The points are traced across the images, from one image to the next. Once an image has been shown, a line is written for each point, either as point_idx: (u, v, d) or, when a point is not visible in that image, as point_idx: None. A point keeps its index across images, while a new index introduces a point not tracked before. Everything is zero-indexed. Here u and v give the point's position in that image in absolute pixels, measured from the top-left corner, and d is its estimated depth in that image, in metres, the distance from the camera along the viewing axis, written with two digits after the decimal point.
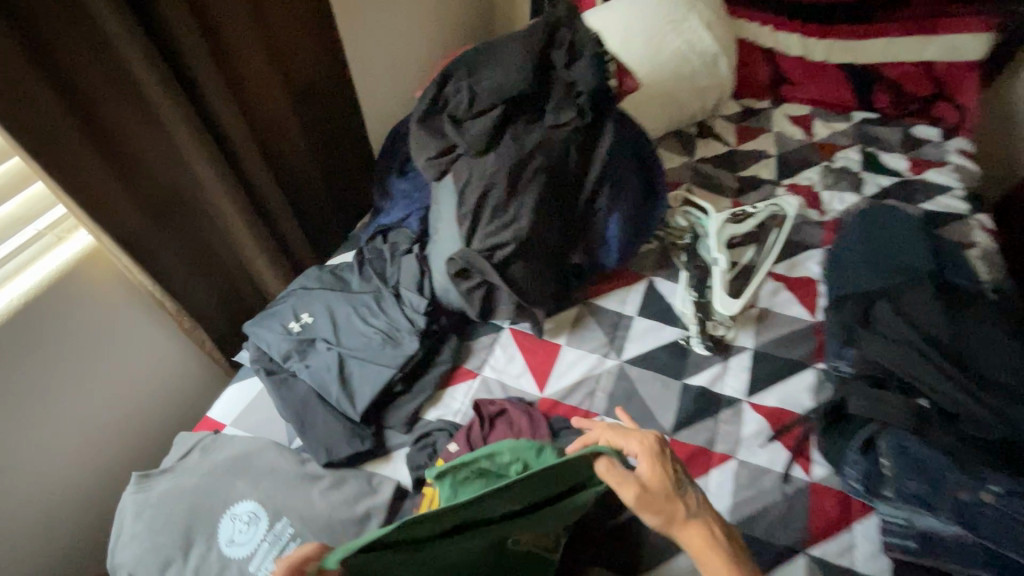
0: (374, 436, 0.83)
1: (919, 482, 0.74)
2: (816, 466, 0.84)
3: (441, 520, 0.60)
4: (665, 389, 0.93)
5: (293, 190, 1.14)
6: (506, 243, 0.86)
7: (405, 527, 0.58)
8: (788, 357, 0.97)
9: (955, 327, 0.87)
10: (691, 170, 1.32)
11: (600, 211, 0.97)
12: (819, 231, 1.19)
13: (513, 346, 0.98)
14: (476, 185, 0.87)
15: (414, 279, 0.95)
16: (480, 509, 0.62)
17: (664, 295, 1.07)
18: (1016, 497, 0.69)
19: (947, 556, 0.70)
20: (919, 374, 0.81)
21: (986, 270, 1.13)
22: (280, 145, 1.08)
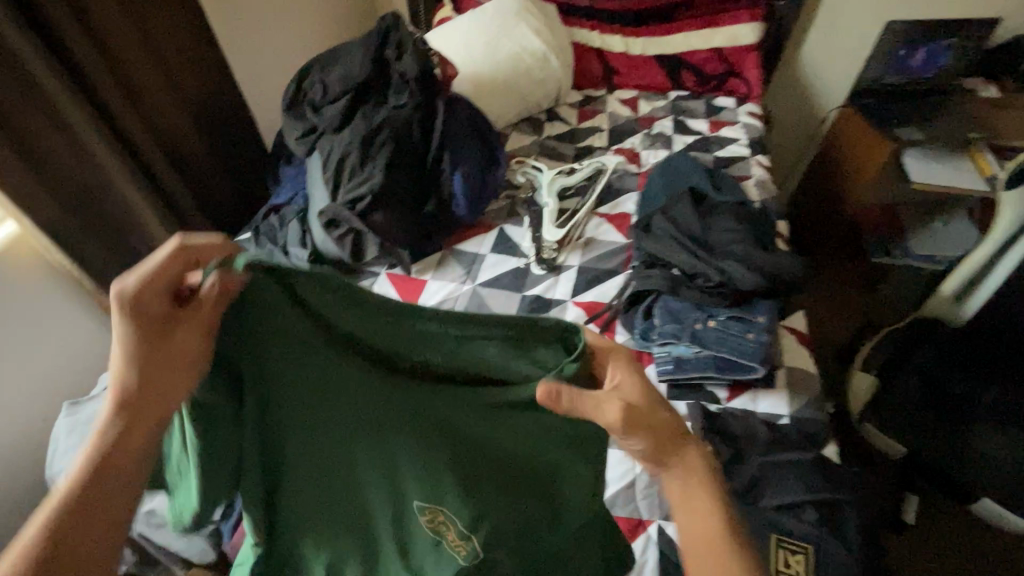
0: None
1: (673, 324, 1.01)
2: (619, 336, 1.09)
3: (369, 314, 0.58)
4: (507, 299, 1.20)
5: (196, 187, 1.36)
6: (363, 195, 1.10)
7: (354, 294, 0.57)
8: (603, 267, 1.26)
9: (702, 220, 1.16)
10: (539, 145, 1.62)
11: (445, 171, 1.23)
12: (635, 179, 1.51)
13: (388, 285, 1.20)
14: (336, 154, 1.12)
15: (297, 237, 1.17)
16: (471, 347, 0.61)
17: (511, 236, 1.33)
18: (728, 320, 1.00)
19: (692, 370, 0.98)
20: (668, 253, 1.10)
21: (759, 193, 1.47)
22: (180, 148, 1.30)
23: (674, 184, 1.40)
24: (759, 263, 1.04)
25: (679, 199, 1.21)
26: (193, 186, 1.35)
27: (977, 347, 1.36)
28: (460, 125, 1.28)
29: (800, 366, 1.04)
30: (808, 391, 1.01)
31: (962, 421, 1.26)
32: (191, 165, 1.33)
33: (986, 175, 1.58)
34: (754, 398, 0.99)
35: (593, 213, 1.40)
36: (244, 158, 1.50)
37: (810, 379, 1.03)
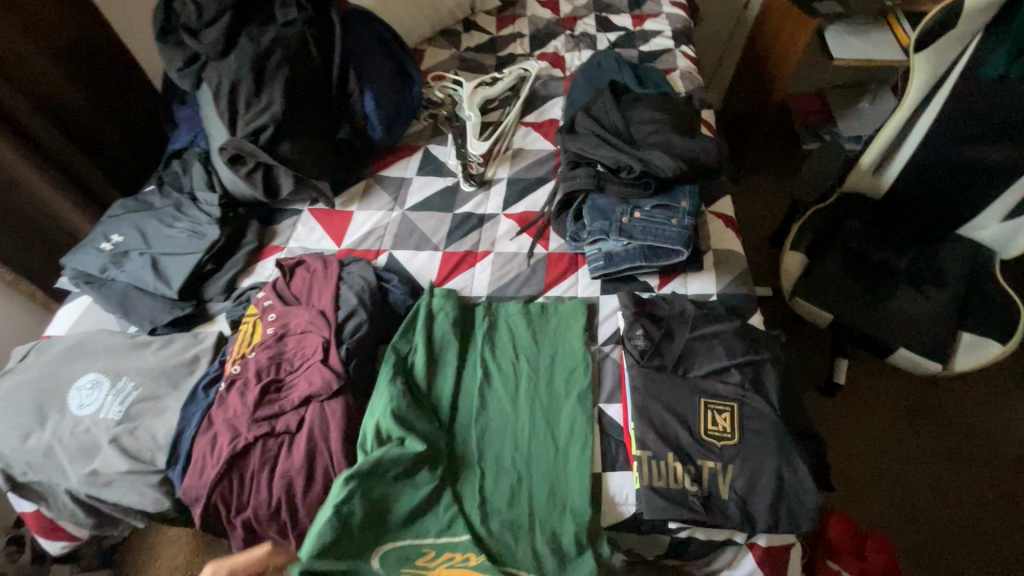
0: (194, 305, 1.00)
1: (601, 221, 1.01)
2: (552, 241, 1.11)
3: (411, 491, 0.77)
4: (439, 220, 1.16)
5: (84, 139, 1.23)
6: (265, 125, 1.02)
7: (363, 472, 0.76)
8: (533, 177, 1.24)
9: (627, 114, 1.13)
10: (457, 58, 1.52)
11: (354, 93, 1.16)
12: (560, 84, 1.45)
13: (312, 221, 1.15)
14: (226, 82, 1.02)
15: (203, 180, 1.09)
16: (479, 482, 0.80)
17: (437, 156, 1.28)
18: (654, 209, 0.99)
19: (622, 262, 0.99)
20: (594, 150, 1.06)
21: (685, 85, 1.43)
22: (58, 98, 1.16)
23: (597, 84, 1.37)
24: (678, 150, 1.05)
25: (602, 94, 1.19)
26: (76, 138, 1.21)
27: (894, 220, 1.50)
28: (363, 41, 1.19)
29: (726, 249, 1.08)
30: (735, 270, 1.05)
31: (883, 285, 1.42)
32: (73, 114, 1.20)
33: (904, 44, 1.63)
34: (685, 282, 1.03)
35: (520, 123, 1.36)
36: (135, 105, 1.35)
37: (735, 260, 1.07)
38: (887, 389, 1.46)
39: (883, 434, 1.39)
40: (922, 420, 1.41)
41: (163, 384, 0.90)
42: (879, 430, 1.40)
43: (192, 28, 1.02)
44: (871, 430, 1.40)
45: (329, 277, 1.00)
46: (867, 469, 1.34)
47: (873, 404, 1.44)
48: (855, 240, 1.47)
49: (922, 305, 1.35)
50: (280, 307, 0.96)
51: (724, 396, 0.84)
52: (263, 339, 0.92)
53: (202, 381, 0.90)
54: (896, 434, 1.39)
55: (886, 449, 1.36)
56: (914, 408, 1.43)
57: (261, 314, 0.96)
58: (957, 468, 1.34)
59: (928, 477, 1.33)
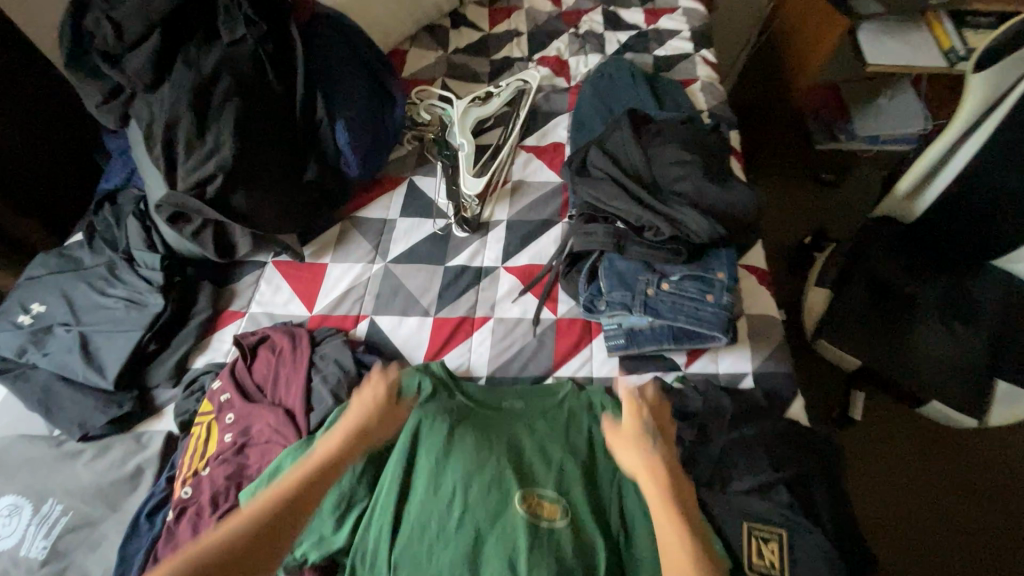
0: (135, 398, 0.83)
1: (622, 291, 0.86)
2: (562, 304, 0.96)
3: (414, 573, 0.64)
4: (428, 275, 0.99)
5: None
6: (212, 175, 0.84)
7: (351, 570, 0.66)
8: (536, 219, 1.06)
9: (648, 153, 0.96)
10: (445, 64, 1.31)
11: (322, 124, 0.96)
12: (565, 98, 1.26)
13: (278, 277, 0.98)
14: (160, 121, 0.82)
15: (140, 237, 0.90)
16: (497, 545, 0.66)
17: (424, 191, 1.10)
18: (685, 280, 0.84)
19: (645, 342, 0.85)
20: (612, 203, 0.90)
21: (707, 100, 1.25)
22: None
23: (608, 102, 1.18)
24: (709, 203, 0.89)
25: (618, 124, 1.01)
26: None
27: (922, 245, 1.32)
28: (332, 58, 0.98)
29: (761, 315, 0.94)
30: (772, 342, 0.91)
31: (909, 321, 1.24)
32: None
33: (946, 49, 1.46)
34: (715, 359, 0.89)
35: (519, 147, 1.17)
36: (62, 125, 1.13)
37: (771, 328, 0.93)
38: (915, 426, 1.28)
39: (906, 479, 1.22)
40: (951, 466, 1.23)
41: (100, 506, 0.74)
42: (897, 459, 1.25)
43: (111, 52, 0.81)
44: (893, 472, 1.23)
45: (298, 362, 0.84)
46: (886, 519, 1.18)
47: (896, 442, 1.26)
48: (881, 268, 1.29)
49: (950, 345, 1.18)
50: (239, 404, 0.79)
51: (771, 521, 0.71)
52: (220, 450, 0.76)
53: (146, 504, 0.74)
54: (921, 479, 1.22)
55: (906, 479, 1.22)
56: (944, 451, 1.25)
57: (217, 412, 0.80)
58: (987, 523, 1.17)
59: (953, 531, 1.17)
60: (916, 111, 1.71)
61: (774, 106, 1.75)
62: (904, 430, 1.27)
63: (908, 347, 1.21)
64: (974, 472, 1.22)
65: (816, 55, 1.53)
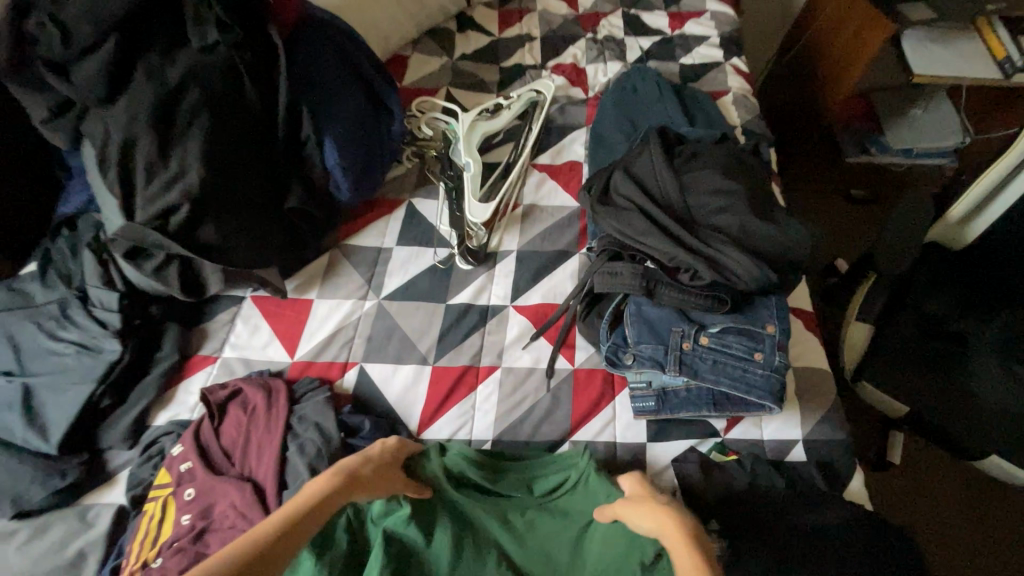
0: (83, 464, 0.71)
1: (653, 345, 0.73)
2: (580, 352, 0.83)
3: None
4: (427, 315, 0.87)
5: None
6: (175, 205, 0.72)
7: None
8: (550, 249, 0.94)
9: (681, 179, 0.83)
10: (450, 71, 1.19)
11: (308, 142, 0.84)
12: (582, 110, 1.13)
13: (256, 316, 0.86)
14: (115, 142, 0.70)
15: (96, 273, 0.78)
16: None
17: (424, 215, 0.98)
18: (728, 333, 0.72)
19: (680, 405, 0.73)
20: (641, 238, 0.78)
21: (741, 115, 1.12)
22: None
23: (631, 116, 1.06)
24: (753, 241, 0.76)
25: (646, 144, 0.89)
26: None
27: (973, 274, 1.19)
28: (320, 66, 0.86)
29: (810, 367, 0.82)
30: (824, 400, 0.79)
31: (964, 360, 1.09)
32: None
33: (999, 58, 1.32)
34: (759, 422, 0.76)
35: (531, 166, 1.05)
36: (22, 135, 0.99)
37: (821, 384, 0.80)
38: (955, 473, 1.16)
39: (947, 538, 1.11)
40: (995, 520, 1.11)
41: None
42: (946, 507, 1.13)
43: (58, 62, 0.69)
44: (933, 529, 1.11)
45: (273, 424, 0.72)
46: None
47: (933, 491, 1.15)
48: (928, 301, 1.16)
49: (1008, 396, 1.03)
50: (202, 475, 0.68)
51: None
52: (175, 536, 0.64)
53: None
54: (965, 536, 1.10)
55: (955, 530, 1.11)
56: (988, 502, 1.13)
57: (176, 485, 0.68)
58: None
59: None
60: (954, 123, 1.55)
61: (805, 117, 1.61)
62: (947, 479, 1.15)
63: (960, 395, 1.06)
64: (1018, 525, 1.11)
65: (855, 63, 1.39)
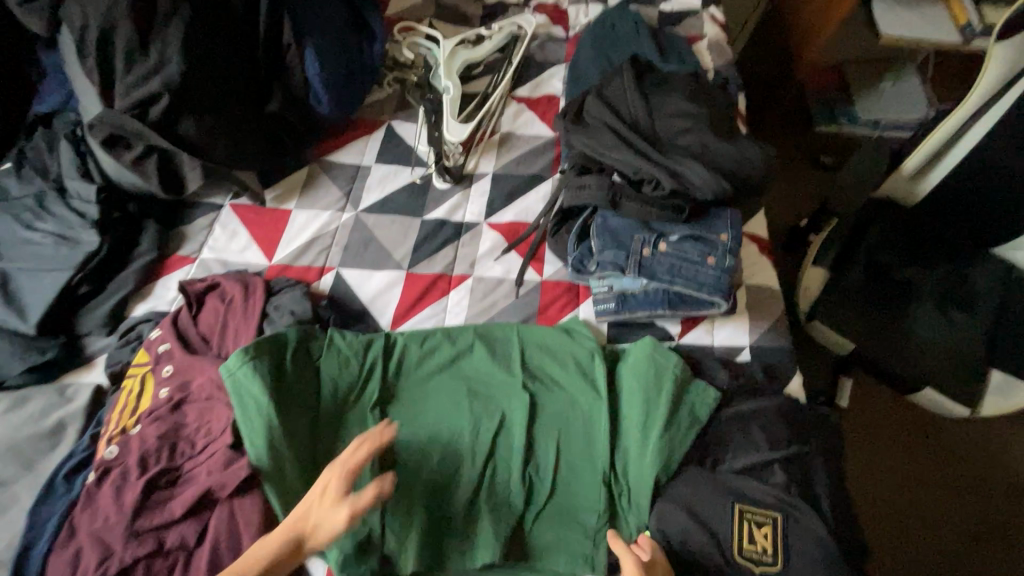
0: (61, 346, 0.73)
1: (615, 250, 0.78)
2: (548, 264, 0.88)
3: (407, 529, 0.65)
4: (403, 228, 0.90)
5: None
6: (156, 95, 0.73)
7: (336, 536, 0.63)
8: (525, 173, 0.98)
9: (650, 104, 0.88)
10: (433, 4, 1.20)
11: (290, 48, 0.85)
12: (562, 47, 1.16)
13: (234, 222, 0.88)
14: (94, 26, 0.71)
15: (73, 165, 0.79)
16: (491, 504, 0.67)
17: (404, 137, 1.00)
18: (687, 240, 0.76)
19: (639, 307, 0.78)
20: (607, 151, 0.82)
21: (713, 59, 1.16)
22: None
23: (608, 53, 1.09)
24: (714, 161, 0.81)
25: (620, 72, 0.92)
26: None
27: (916, 227, 1.12)
28: None
29: (763, 287, 0.87)
30: (772, 314, 0.85)
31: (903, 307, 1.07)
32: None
33: (961, 25, 1.32)
34: (711, 329, 0.82)
35: (509, 97, 1.08)
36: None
37: (773, 301, 0.86)
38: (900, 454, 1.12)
39: (903, 527, 1.06)
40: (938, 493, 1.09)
41: (12, 465, 0.65)
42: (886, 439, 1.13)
43: None
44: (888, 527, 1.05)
45: (249, 314, 0.74)
46: (885, 538, 1.05)
47: (879, 480, 1.10)
48: (880, 252, 1.10)
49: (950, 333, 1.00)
50: (179, 355, 0.70)
51: (767, 505, 0.65)
52: (153, 407, 0.67)
53: (63, 466, 0.65)
54: (921, 521, 1.06)
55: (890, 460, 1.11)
56: (924, 467, 1.11)
57: (154, 364, 0.71)
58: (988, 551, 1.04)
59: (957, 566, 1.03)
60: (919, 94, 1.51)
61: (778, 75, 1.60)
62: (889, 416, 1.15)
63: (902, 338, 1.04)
64: (961, 463, 1.11)
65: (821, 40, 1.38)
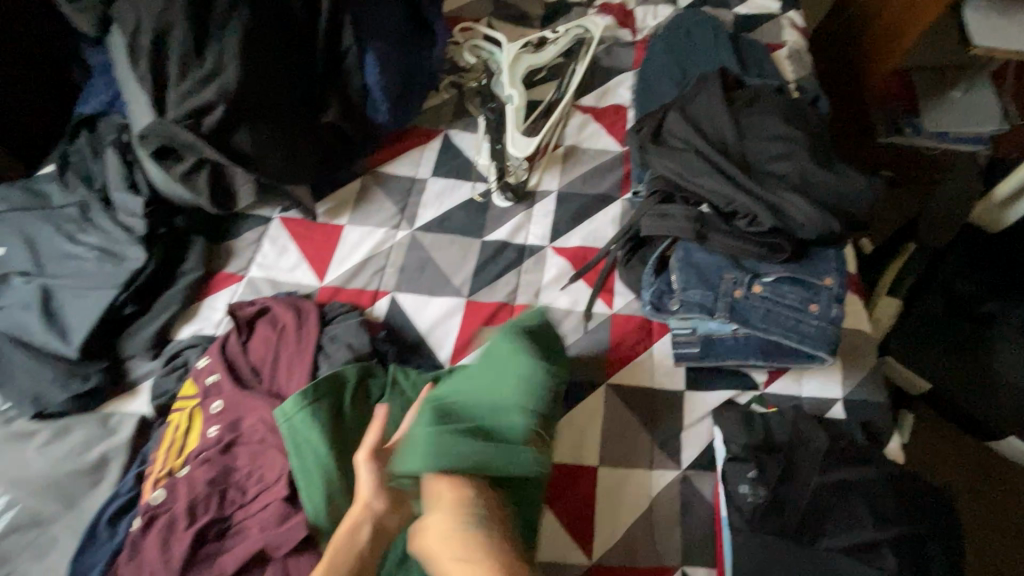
0: (104, 371, 0.68)
1: (702, 291, 0.72)
2: (619, 296, 0.80)
3: None
4: (462, 250, 0.84)
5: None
6: (211, 104, 0.68)
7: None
8: (592, 192, 0.90)
9: (740, 124, 0.79)
10: (492, 2, 1.12)
11: (349, 53, 0.79)
12: (630, 52, 1.07)
13: (284, 237, 0.82)
14: (148, 29, 0.66)
15: (120, 174, 0.74)
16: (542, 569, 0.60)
17: (462, 148, 0.93)
18: (783, 283, 0.70)
19: (725, 354, 0.72)
20: (695, 178, 0.74)
21: (794, 70, 1.07)
22: None
23: (681, 62, 1.00)
24: (815, 192, 0.73)
25: (705, 86, 0.84)
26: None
27: (1002, 258, 1.09)
28: None
29: (857, 332, 0.79)
30: (868, 363, 0.77)
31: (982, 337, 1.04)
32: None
33: None
34: (799, 378, 0.75)
35: (573, 106, 1.00)
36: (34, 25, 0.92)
37: (868, 349, 0.77)
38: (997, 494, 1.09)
39: None
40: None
41: (53, 503, 0.61)
42: (959, 480, 1.10)
43: None
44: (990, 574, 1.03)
45: (303, 345, 0.69)
46: None
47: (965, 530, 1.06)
48: (958, 280, 1.08)
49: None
50: (229, 390, 0.65)
51: None
52: (202, 447, 0.62)
53: (107, 507, 0.60)
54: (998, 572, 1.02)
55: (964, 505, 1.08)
56: (998, 513, 1.08)
57: (202, 397, 0.66)
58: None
59: None
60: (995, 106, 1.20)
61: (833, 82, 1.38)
62: (959, 457, 1.12)
63: (983, 372, 1.02)
64: None
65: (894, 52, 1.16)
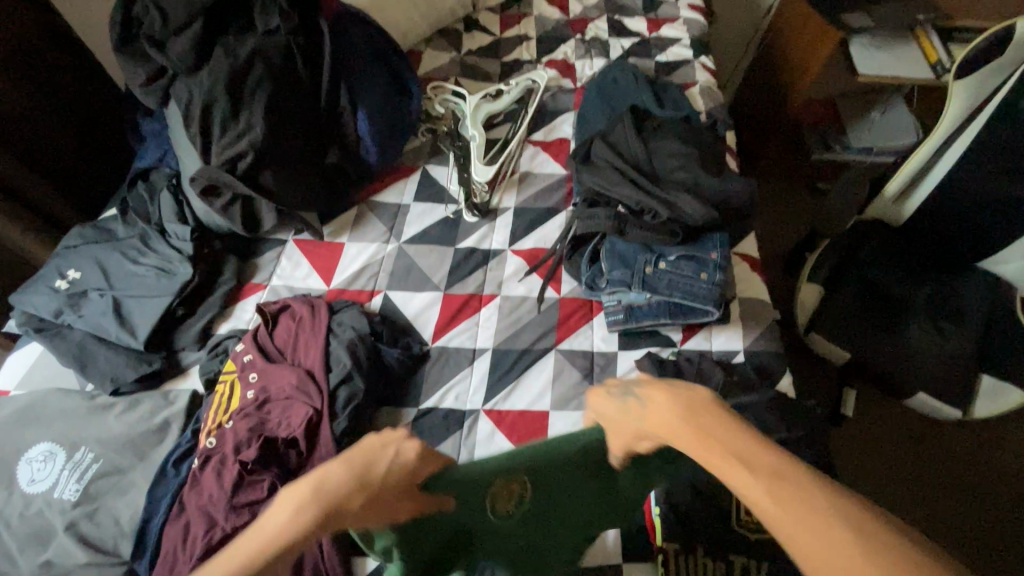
0: (163, 358, 0.89)
1: (622, 270, 0.93)
2: (565, 283, 1.01)
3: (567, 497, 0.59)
4: (439, 256, 1.05)
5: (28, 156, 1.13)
6: (244, 152, 0.91)
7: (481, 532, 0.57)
8: (542, 206, 1.13)
9: (647, 145, 1.03)
10: (458, 64, 1.39)
11: (345, 109, 1.03)
12: (571, 97, 1.33)
13: (297, 254, 1.04)
14: (198, 101, 0.90)
15: (173, 211, 0.98)
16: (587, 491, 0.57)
17: (437, 178, 1.16)
18: (683, 259, 0.92)
19: (645, 318, 0.92)
20: (612, 188, 0.97)
21: (704, 102, 1.32)
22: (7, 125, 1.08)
23: (611, 102, 1.25)
24: (705, 191, 0.95)
25: (622, 118, 1.08)
26: None
27: (910, 246, 1.17)
28: (355, 48, 1.05)
29: (753, 299, 0.99)
30: (763, 321, 0.97)
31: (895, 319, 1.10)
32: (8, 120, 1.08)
33: (932, 62, 1.32)
34: (709, 336, 0.95)
35: (526, 141, 1.24)
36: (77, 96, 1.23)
37: (764, 311, 0.98)
38: (932, 445, 1.25)
39: (935, 525, 1.16)
40: (955, 476, 1.21)
41: (129, 455, 0.79)
42: (889, 436, 1.26)
43: (156, 39, 0.91)
44: (923, 519, 1.16)
45: (316, 329, 0.89)
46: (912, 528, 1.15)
47: (904, 478, 1.22)
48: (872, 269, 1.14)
49: (940, 345, 1.05)
50: (261, 363, 0.85)
51: None
52: (242, 406, 0.81)
53: (173, 453, 0.79)
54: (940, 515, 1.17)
55: (899, 459, 1.23)
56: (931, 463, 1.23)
57: (240, 371, 0.85)
58: (1010, 532, 1.16)
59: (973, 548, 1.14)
60: (908, 122, 1.50)
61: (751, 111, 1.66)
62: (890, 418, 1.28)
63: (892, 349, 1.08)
64: (964, 456, 1.24)
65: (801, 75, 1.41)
